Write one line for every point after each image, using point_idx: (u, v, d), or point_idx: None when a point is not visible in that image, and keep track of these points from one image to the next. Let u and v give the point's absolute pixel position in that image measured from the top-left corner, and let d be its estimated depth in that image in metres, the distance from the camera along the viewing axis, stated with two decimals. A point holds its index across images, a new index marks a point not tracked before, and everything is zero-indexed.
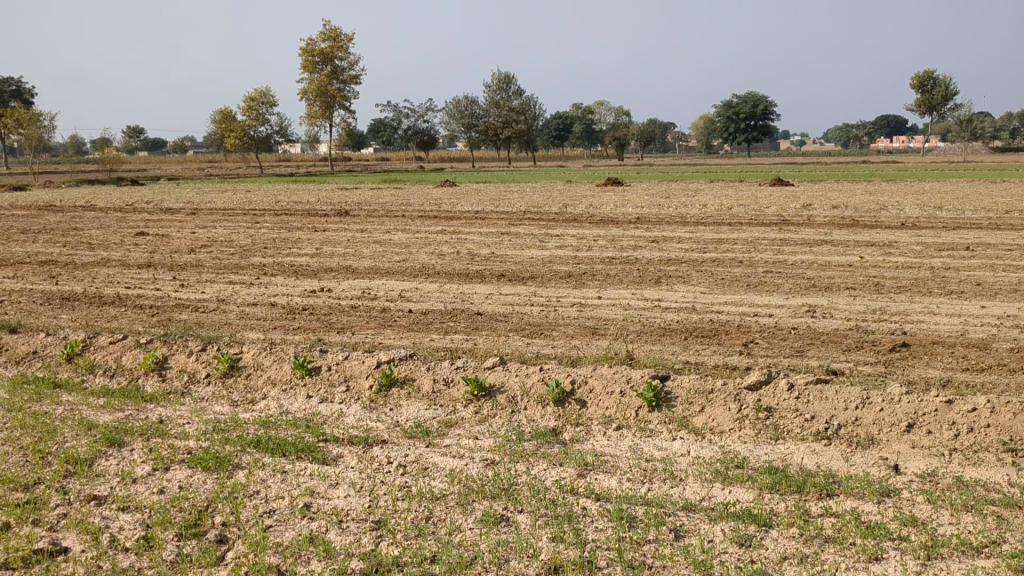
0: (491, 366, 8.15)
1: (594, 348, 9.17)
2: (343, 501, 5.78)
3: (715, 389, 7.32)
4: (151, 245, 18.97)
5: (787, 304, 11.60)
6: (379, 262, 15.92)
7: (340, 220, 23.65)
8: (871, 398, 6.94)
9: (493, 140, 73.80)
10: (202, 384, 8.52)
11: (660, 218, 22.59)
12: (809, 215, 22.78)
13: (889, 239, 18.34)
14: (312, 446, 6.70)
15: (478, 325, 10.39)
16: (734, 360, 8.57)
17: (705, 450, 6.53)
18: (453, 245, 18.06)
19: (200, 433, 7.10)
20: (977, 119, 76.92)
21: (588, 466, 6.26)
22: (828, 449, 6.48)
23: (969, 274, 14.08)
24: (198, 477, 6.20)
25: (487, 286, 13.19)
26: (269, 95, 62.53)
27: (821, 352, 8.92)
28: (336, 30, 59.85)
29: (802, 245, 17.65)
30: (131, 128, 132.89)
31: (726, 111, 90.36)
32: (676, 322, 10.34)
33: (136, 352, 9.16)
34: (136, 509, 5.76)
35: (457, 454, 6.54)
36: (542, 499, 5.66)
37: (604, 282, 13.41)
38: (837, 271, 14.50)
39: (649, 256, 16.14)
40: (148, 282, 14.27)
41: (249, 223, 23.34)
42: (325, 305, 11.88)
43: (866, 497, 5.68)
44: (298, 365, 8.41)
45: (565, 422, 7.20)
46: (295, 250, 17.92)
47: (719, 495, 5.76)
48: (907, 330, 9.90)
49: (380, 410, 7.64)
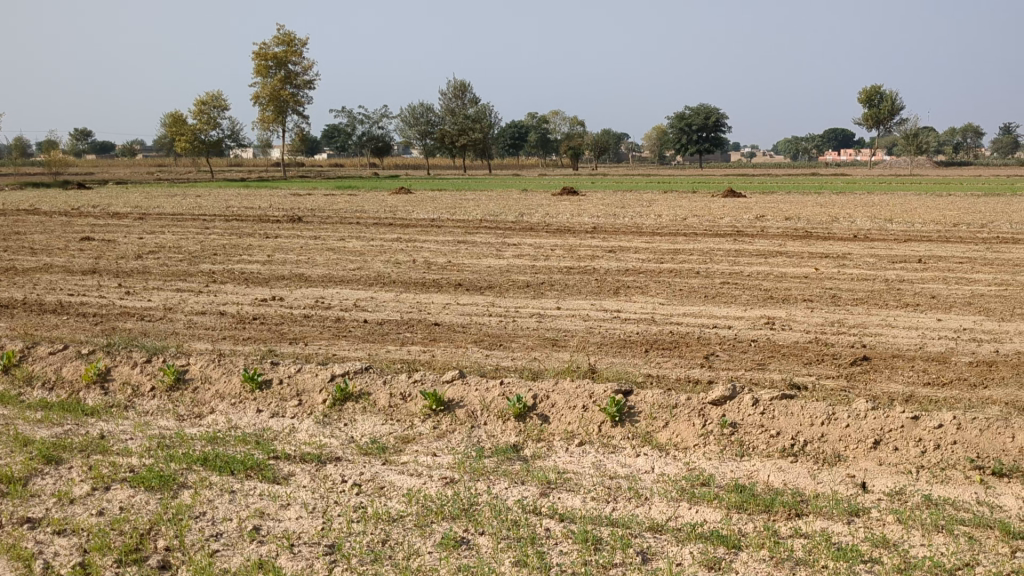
0: (450, 380, 7.91)
1: (555, 361, 8.97)
2: (295, 523, 5.51)
3: (679, 403, 7.16)
4: (96, 251, 18.41)
5: (745, 316, 11.50)
6: (333, 270, 15.61)
7: (293, 226, 23.22)
8: (837, 413, 6.81)
9: (448, 148, 73.50)
10: (146, 397, 8.17)
11: (616, 228, 22.49)
12: (764, 227, 22.88)
13: (842, 251, 18.41)
14: (263, 464, 6.42)
15: (436, 336, 10.16)
16: (696, 373, 8.42)
17: (669, 467, 6.36)
18: (409, 253, 17.78)
19: (143, 450, 6.78)
20: (924, 133, 78.42)
21: (551, 484, 6.05)
22: (794, 466, 6.34)
23: (923, 286, 14.14)
24: (140, 498, 5.89)
25: (444, 295, 12.96)
26: (221, 98, 61.69)
27: (782, 365, 8.82)
28: (289, 35, 59.24)
29: (757, 256, 17.69)
30: (76, 131, 130.64)
31: (678, 123, 91.20)
32: (637, 333, 10.20)
33: (77, 363, 8.77)
34: (73, 532, 5.43)
35: (415, 472, 6.30)
36: (505, 520, 5.44)
37: (563, 292, 13.26)
38: (794, 282, 14.51)
39: (607, 266, 16.05)
40: (93, 289, 13.81)
41: (198, 229, 22.85)
42: (276, 314, 11.57)
43: (836, 517, 5.52)
44: (248, 379, 8.11)
45: (526, 438, 6.99)
46: (246, 256, 17.52)
47: (686, 515, 5.57)
48: (866, 343, 9.84)
49: (334, 425, 7.36)
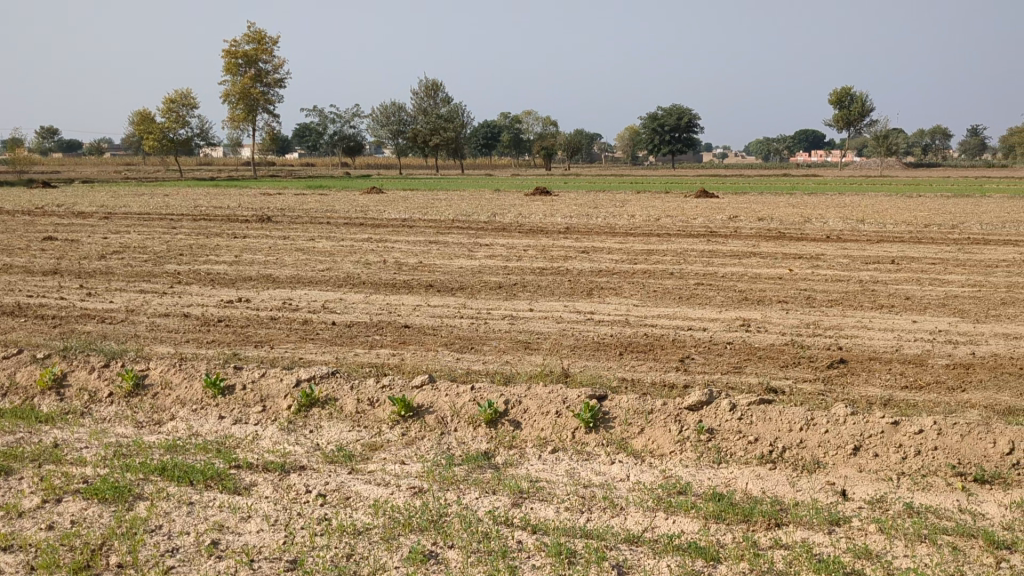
0: (420, 385, 7.68)
1: (527, 364, 8.77)
2: (255, 537, 5.27)
3: (655, 409, 6.98)
4: (59, 251, 17.99)
5: (720, 317, 11.37)
6: (301, 271, 15.32)
7: (261, 226, 22.83)
8: (815, 419, 6.66)
9: (421, 148, 73.18)
10: (104, 403, 7.89)
11: (589, 228, 22.34)
12: (737, 227, 22.81)
13: (815, 251, 18.37)
14: (223, 474, 6.17)
15: (406, 338, 9.92)
16: (672, 377, 8.25)
17: (645, 475, 6.17)
18: (379, 253, 17.51)
19: (99, 459, 6.51)
20: (894, 134, 78.99)
21: (523, 494, 5.83)
22: (773, 474, 6.16)
23: (897, 287, 14.07)
24: (94, 511, 5.61)
25: (415, 297, 12.70)
26: (190, 96, 60.88)
27: (759, 368, 8.66)
28: (260, 34, 58.73)
29: (731, 256, 17.59)
30: (42, 129, 128.71)
31: (651, 123, 91.32)
32: (611, 336, 10.01)
33: (31, 368, 8.47)
34: (20, 548, 5.16)
35: (382, 482, 6.07)
36: (475, 533, 5.23)
37: (536, 294, 13.05)
38: (768, 283, 14.40)
39: (580, 267, 15.87)
40: (52, 290, 13.44)
41: (164, 228, 22.43)
42: (242, 317, 11.26)
43: (817, 526, 5.34)
44: (210, 384, 7.85)
45: (497, 444, 6.78)
46: (212, 257, 17.18)
47: (663, 526, 5.36)
48: (842, 346, 9.72)
49: (299, 433, 7.11)
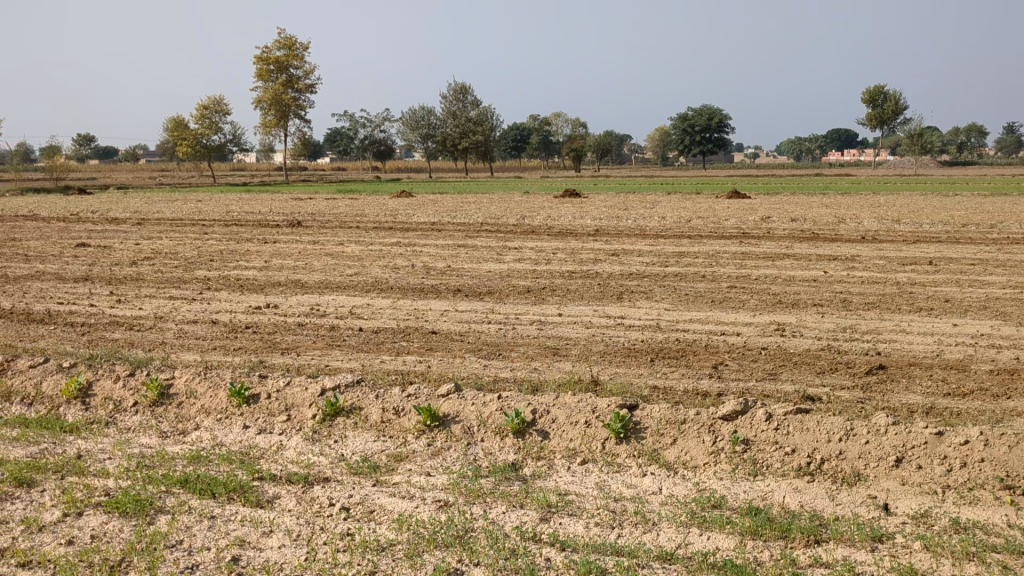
0: (446, 394, 7.52)
1: (557, 371, 8.60)
2: (276, 553, 5.13)
3: (688, 419, 6.77)
4: (90, 257, 18.07)
5: (754, 321, 11.12)
6: (330, 276, 15.22)
7: (291, 231, 22.84)
8: (855, 430, 6.42)
9: (450, 151, 73.23)
10: (129, 413, 7.81)
11: (619, 230, 22.08)
12: (769, 228, 22.50)
13: (850, 253, 18.00)
14: (246, 486, 6.05)
15: (433, 345, 9.79)
16: (705, 385, 8.03)
17: (678, 488, 5.97)
18: (408, 258, 17.40)
19: (121, 471, 6.41)
20: (929, 133, 77.78)
21: (552, 508, 5.65)
22: (811, 487, 5.93)
23: (935, 289, 13.72)
24: (114, 525, 5.51)
25: (443, 302, 12.57)
26: (222, 102, 61.32)
27: (795, 375, 8.42)
28: (290, 39, 58.93)
29: (765, 258, 17.29)
30: (78, 137, 130.37)
31: (681, 124, 90.73)
32: (641, 342, 9.81)
33: (57, 377, 8.43)
34: (38, 564, 5.06)
35: (407, 495, 5.91)
36: (502, 550, 5.06)
37: (565, 298, 12.85)
38: (802, 286, 14.11)
39: (610, 270, 15.66)
40: (83, 297, 13.45)
41: (196, 234, 22.49)
42: (269, 323, 11.19)
43: (859, 544, 5.11)
44: (234, 394, 7.74)
45: (525, 455, 6.61)
46: (242, 262, 17.15)
47: (697, 542, 5.16)
48: (881, 351, 9.46)
49: (324, 443, 6.98)
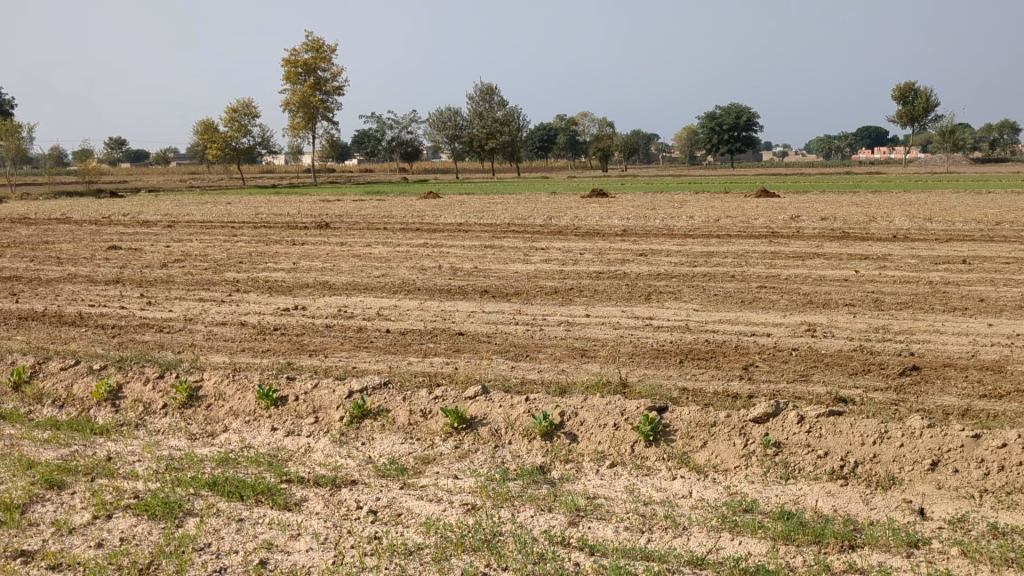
0: (473, 396, 7.49)
1: (585, 373, 8.53)
2: (304, 556, 5.11)
3: (718, 421, 6.69)
4: (121, 260, 18.24)
5: (785, 322, 10.99)
6: (358, 277, 15.25)
7: (320, 233, 22.93)
8: (890, 432, 6.31)
9: (477, 151, 73.28)
10: (158, 415, 7.84)
11: (647, 231, 21.96)
12: (799, 227, 22.31)
13: (881, 251, 17.78)
14: (274, 489, 6.04)
15: (460, 346, 9.77)
16: (735, 387, 7.94)
17: (709, 491, 5.89)
18: (435, 259, 17.41)
19: (150, 473, 6.43)
20: (960, 130, 76.85)
21: (581, 512, 5.60)
22: (844, 491, 5.83)
23: (969, 288, 13.52)
24: (143, 528, 5.52)
25: (470, 303, 12.55)
26: (251, 105, 61.75)
27: (827, 377, 8.31)
28: (318, 42, 59.24)
29: (795, 258, 17.13)
30: (111, 141, 131.94)
31: (709, 123, 90.28)
32: (670, 342, 9.74)
33: (88, 379, 8.49)
34: (68, 567, 5.07)
35: (435, 498, 5.88)
36: (530, 554, 5.01)
37: (593, 299, 12.79)
38: (833, 285, 13.96)
39: (638, 270, 15.58)
40: (114, 299, 13.56)
41: (226, 236, 22.61)
42: (298, 325, 11.21)
43: (895, 549, 5.01)
44: (263, 396, 7.74)
45: (554, 458, 6.56)
46: (271, 264, 17.22)
47: (728, 547, 5.08)
48: (915, 351, 9.32)
49: (351, 445, 6.97)
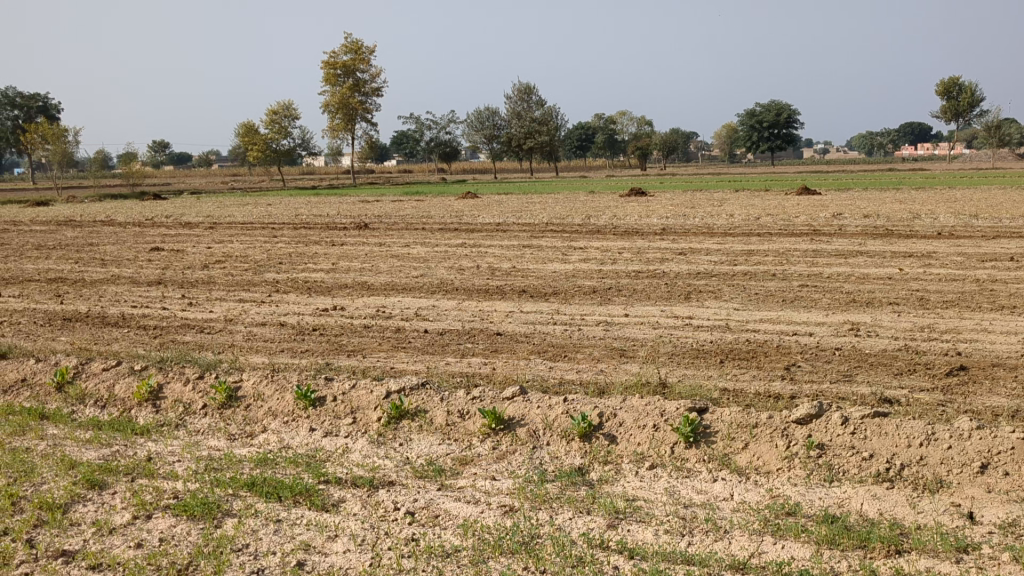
0: (511, 397, 7.44)
1: (624, 374, 8.45)
2: (341, 558, 5.09)
3: (760, 423, 6.58)
4: (164, 261, 18.45)
5: (828, 321, 10.80)
6: (396, 278, 15.27)
7: (359, 233, 23.03)
8: (937, 434, 6.16)
9: (516, 151, 73.27)
10: (198, 415, 7.89)
11: (686, 229, 21.77)
12: (841, 225, 21.96)
13: (925, 249, 17.47)
14: (312, 489, 6.03)
15: (498, 346, 9.72)
16: (778, 388, 7.82)
17: (751, 494, 5.80)
18: (473, 258, 17.39)
19: (190, 473, 6.46)
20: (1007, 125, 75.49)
21: (620, 515, 5.52)
22: (890, 494, 5.70)
23: (1018, 287, 13.21)
24: (182, 528, 5.54)
25: (508, 303, 12.49)
26: (291, 107, 62.27)
27: (871, 377, 8.15)
28: (357, 43, 59.58)
29: (837, 256, 16.87)
30: (155, 144, 133.90)
31: (748, 120, 89.49)
32: (710, 342, 9.61)
33: (129, 380, 8.57)
34: (107, 567, 5.10)
35: (473, 500, 5.84)
36: (569, 558, 4.94)
37: (631, 298, 12.68)
38: (876, 283, 13.71)
39: (677, 269, 15.42)
40: (156, 300, 13.70)
41: (267, 237, 22.78)
42: (336, 325, 11.24)
43: (943, 554, 4.88)
44: (301, 396, 7.75)
45: (592, 460, 6.49)
46: (310, 265, 17.30)
47: (771, 551, 4.98)
48: (961, 351, 9.11)
49: (389, 446, 6.96)
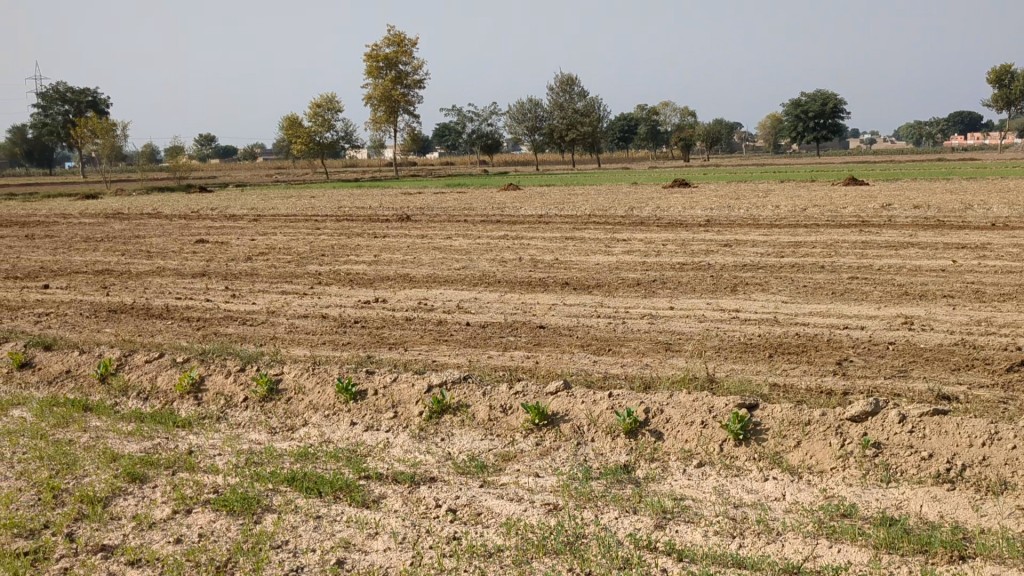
0: (554, 392, 7.28)
1: (670, 368, 8.26)
2: (382, 556, 4.98)
3: (813, 420, 6.36)
4: (208, 253, 18.55)
5: (880, 315, 10.48)
6: (438, 270, 15.16)
7: (401, 225, 23.01)
8: (1001, 432, 5.89)
9: (559, 142, 72.97)
10: (239, 409, 7.84)
11: (731, 221, 21.39)
12: (890, 216, 21.48)
13: (979, 241, 16.99)
14: (352, 485, 5.93)
15: (541, 340, 9.56)
16: (830, 384, 7.58)
17: (804, 494, 5.59)
18: (516, 251, 17.24)
19: (230, 467, 6.40)
20: None
21: (668, 514, 5.35)
22: (951, 495, 5.46)
23: None
24: (221, 523, 5.47)
25: (551, 296, 12.33)
26: (335, 101, 62.60)
27: (927, 373, 7.88)
28: (400, 36, 59.62)
29: (887, 248, 16.47)
30: (202, 138, 135.60)
31: (794, 110, 88.24)
32: (758, 336, 9.37)
33: (172, 371, 8.56)
34: (146, 563, 5.04)
35: (515, 497, 5.70)
36: (615, 559, 4.79)
37: (676, 291, 12.44)
38: (929, 276, 13.32)
39: (723, 261, 15.13)
40: (199, 292, 13.74)
41: (309, 229, 22.84)
42: (378, 317, 11.15)
43: (1009, 561, 4.65)
44: (342, 389, 7.67)
45: (638, 457, 6.33)
46: (353, 257, 17.27)
47: (826, 555, 4.78)
48: (1021, 346, 8.77)
49: (431, 441, 6.84)
